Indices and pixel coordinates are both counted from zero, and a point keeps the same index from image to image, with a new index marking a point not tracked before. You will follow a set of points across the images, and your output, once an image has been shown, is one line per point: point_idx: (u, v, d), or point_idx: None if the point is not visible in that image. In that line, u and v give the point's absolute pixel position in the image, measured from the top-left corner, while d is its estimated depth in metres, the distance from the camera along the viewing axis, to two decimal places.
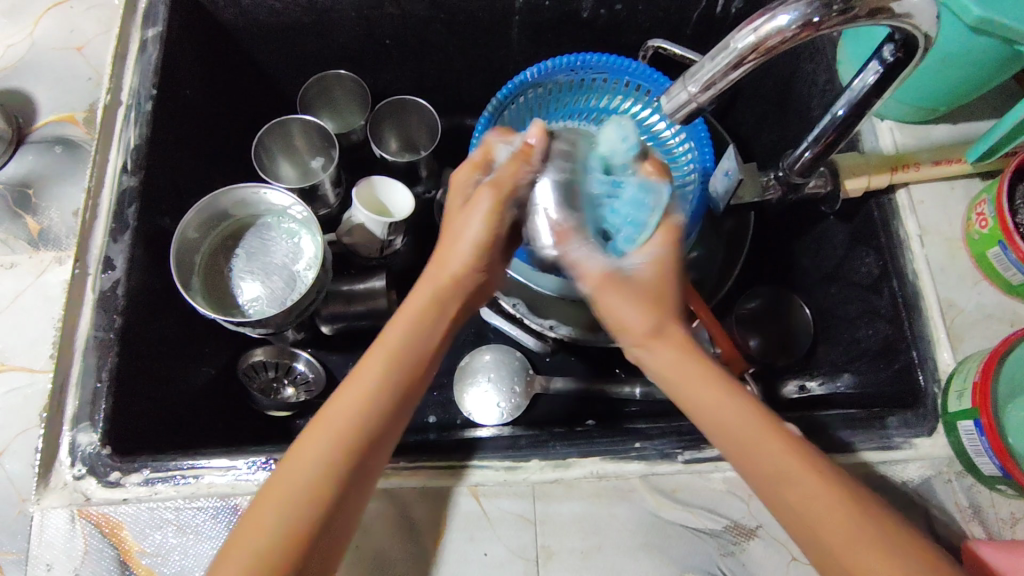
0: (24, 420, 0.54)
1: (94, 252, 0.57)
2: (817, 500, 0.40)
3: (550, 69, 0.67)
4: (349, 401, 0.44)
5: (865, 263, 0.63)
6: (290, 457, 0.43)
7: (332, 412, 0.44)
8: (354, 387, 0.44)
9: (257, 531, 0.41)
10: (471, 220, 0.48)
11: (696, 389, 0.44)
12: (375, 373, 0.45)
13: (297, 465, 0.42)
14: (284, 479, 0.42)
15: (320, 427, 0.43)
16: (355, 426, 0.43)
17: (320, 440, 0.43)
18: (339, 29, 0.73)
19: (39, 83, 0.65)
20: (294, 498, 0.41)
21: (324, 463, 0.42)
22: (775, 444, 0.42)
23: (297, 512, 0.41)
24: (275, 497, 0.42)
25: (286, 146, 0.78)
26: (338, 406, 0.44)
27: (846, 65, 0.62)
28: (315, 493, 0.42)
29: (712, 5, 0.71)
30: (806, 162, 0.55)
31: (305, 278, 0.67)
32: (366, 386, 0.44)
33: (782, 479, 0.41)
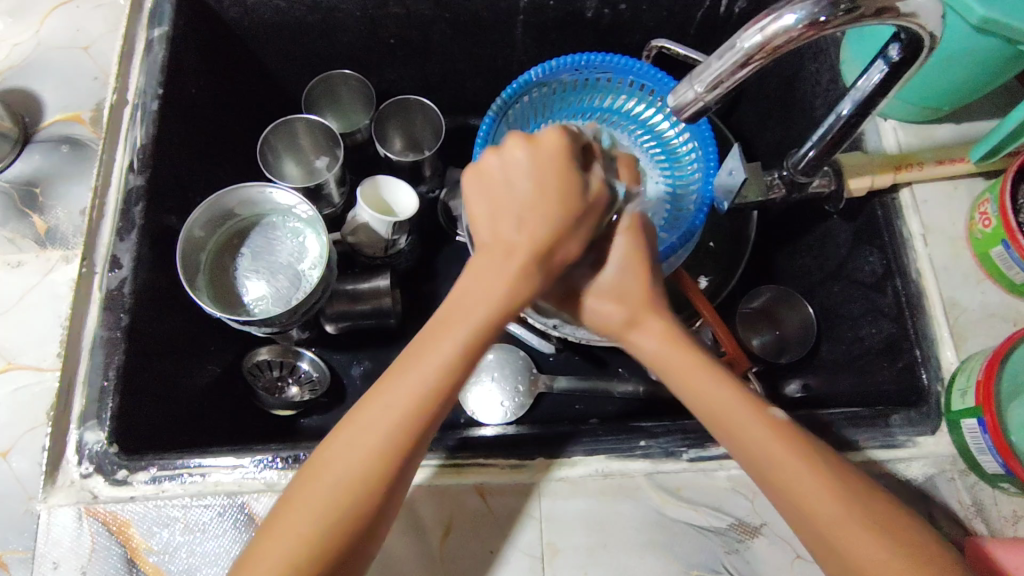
0: (30, 418, 0.54)
1: (101, 252, 0.57)
2: (795, 484, 0.41)
3: (556, 68, 0.67)
4: (386, 411, 0.41)
5: (868, 263, 0.64)
6: (320, 468, 0.41)
7: (368, 422, 0.41)
8: (390, 399, 0.41)
9: (288, 544, 0.40)
10: (548, 209, 0.42)
11: (691, 379, 0.45)
12: (417, 383, 0.41)
13: (329, 479, 0.41)
14: (314, 492, 0.41)
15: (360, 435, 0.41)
16: (389, 443, 0.41)
17: (356, 451, 0.41)
18: (344, 29, 0.74)
19: (45, 82, 0.65)
20: (326, 510, 0.40)
21: (358, 480, 0.40)
22: (768, 430, 0.43)
23: (327, 525, 0.40)
24: (307, 509, 0.40)
25: (291, 145, 0.78)
26: (369, 418, 0.41)
27: (851, 65, 0.62)
28: (349, 506, 0.40)
29: (716, 5, 0.71)
30: (810, 161, 0.55)
31: (310, 278, 0.68)
32: (401, 397, 0.41)
33: (762, 465, 0.42)
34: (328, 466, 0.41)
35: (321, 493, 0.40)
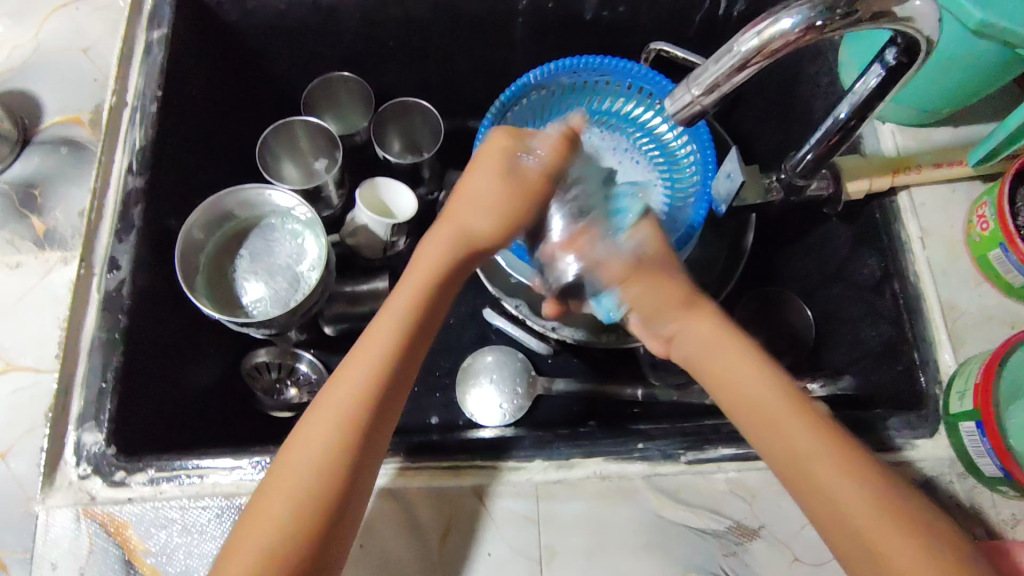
0: (29, 419, 0.54)
1: (100, 253, 0.57)
2: (845, 488, 0.42)
3: (555, 71, 0.67)
4: (356, 374, 0.47)
5: (866, 266, 0.64)
6: (302, 431, 0.46)
7: (330, 402, 0.46)
8: (361, 363, 0.47)
9: (278, 504, 0.43)
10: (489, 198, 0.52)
11: (717, 356, 0.48)
12: (379, 355, 0.48)
13: (308, 439, 0.45)
14: (300, 454, 0.45)
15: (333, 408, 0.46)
16: (362, 402, 0.46)
17: (330, 420, 0.46)
18: (344, 31, 0.74)
19: (45, 84, 0.65)
20: (311, 469, 0.44)
21: (335, 435, 0.45)
22: (796, 412, 0.45)
23: (313, 483, 0.44)
24: (293, 470, 0.44)
25: (290, 147, 0.78)
26: (344, 384, 0.47)
27: (850, 70, 0.62)
28: (331, 463, 0.44)
29: (714, 8, 0.71)
30: (808, 164, 0.55)
31: (309, 279, 0.68)
32: (372, 360, 0.47)
33: (807, 462, 0.43)
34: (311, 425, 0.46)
35: (305, 456, 0.45)
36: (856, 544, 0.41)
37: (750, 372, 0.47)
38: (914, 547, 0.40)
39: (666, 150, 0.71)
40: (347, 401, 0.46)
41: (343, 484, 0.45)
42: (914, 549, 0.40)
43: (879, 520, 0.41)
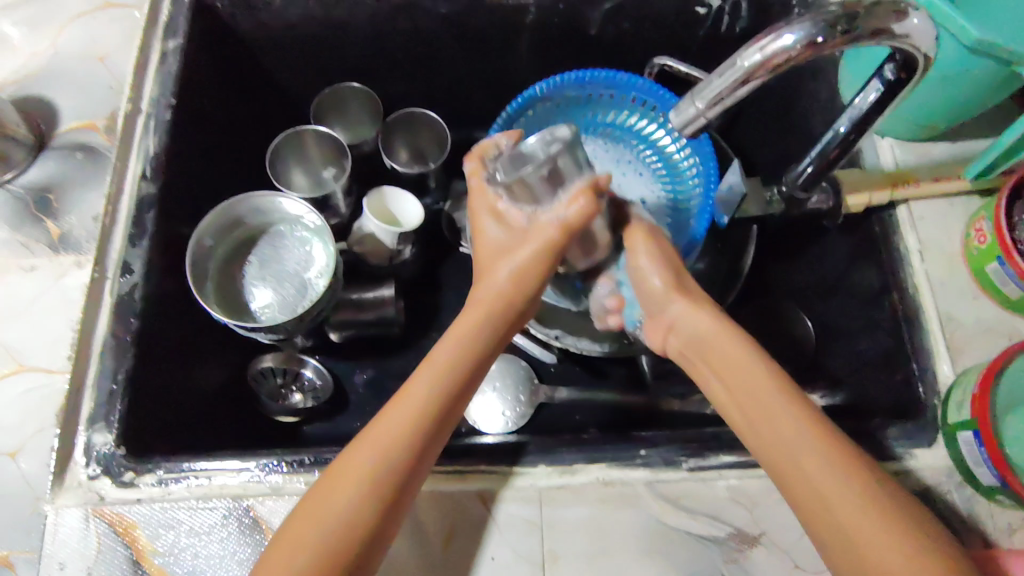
0: (39, 420, 0.55)
1: (113, 257, 0.58)
2: (830, 475, 0.42)
3: (559, 85, 0.69)
4: (391, 429, 0.45)
5: (866, 278, 0.65)
6: (330, 482, 0.44)
7: (366, 442, 0.45)
8: (397, 425, 0.45)
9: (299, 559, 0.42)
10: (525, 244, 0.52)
11: (718, 359, 0.50)
12: (416, 406, 0.46)
13: (334, 486, 0.44)
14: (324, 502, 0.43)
15: (364, 445, 0.45)
16: (402, 455, 0.45)
17: (360, 461, 0.44)
18: (353, 42, 0.75)
19: (61, 91, 0.66)
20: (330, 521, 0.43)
21: (363, 488, 0.43)
22: (804, 418, 0.44)
23: (335, 534, 0.42)
24: (315, 519, 0.43)
25: (299, 155, 0.79)
26: (374, 436, 0.45)
27: (849, 85, 0.64)
28: (360, 515, 0.43)
29: (717, 24, 0.73)
30: (809, 177, 0.56)
31: (317, 286, 0.69)
32: (416, 412, 0.46)
33: (788, 453, 0.44)
34: (336, 481, 0.44)
35: (331, 503, 0.43)
36: (837, 534, 0.41)
37: (743, 364, 0.48)
38: (887, 529, 0.39)
39: (669, 162, 0.73)
40: (377, 459, 0.44)
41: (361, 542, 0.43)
42: (884, 530, 0.39)
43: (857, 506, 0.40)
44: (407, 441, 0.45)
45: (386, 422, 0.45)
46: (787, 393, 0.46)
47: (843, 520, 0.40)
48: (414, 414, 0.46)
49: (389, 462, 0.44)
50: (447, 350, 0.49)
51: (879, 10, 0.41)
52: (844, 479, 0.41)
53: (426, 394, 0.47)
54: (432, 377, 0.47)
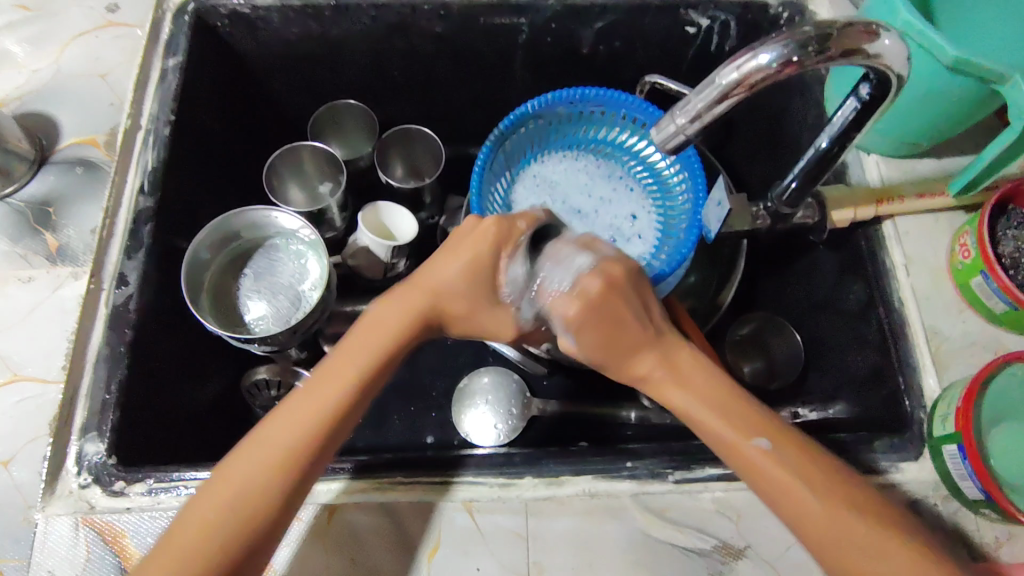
0: (32, 430, 0.55)
1: (109, 269, 0.59)
2: (830, 528, 0.42)
3: (550, 103, 0.71)
4: (291, 417, 0.45)
5: (852, 292, 0.65)
6: (245, 448, 0.44)
7: (284, 420, 0.45)
8: (310, 398, 0.46)
9: (203, 516, 0.42)
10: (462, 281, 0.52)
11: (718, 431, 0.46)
12: (336, 388, 0.46)
13: (227, 471, 0.43)
14: (218, 486, 0.43)
15: (281, 418, 0.45)
16: (311, 433, 0.45)
17: (276, 434, 0.44)
18: (350, 60, 0.77)
19: (63, 108, 0.68)
20: (224, 507, 0.42)
21: (267, 473, 0.43)
22: (811, 491, 0.43)
23: (227, 523, 0.42)
24: (224, 485, 0.43)
25: (296, 171, 0.81)
26: (273, 423, 0.45)
27: (833, 100, 0.65)
28: (265, 485, 0.43)
29: (706, 42, 0.74)
30: (793, 192, 0.57)
31: (310, 298, 0.69)
32: (333, 391, 0.46)
33: (803, 523, 0.43)
34: (250, 450, 0.44)
35: (225, 489, 0.43)
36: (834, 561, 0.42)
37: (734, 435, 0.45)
38: (852, 528, 0.41)
39: (659, 177, 0.74)
40: (278, 449, 0.44)
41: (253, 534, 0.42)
42: (851, 532, 0.41)
43: (812, 504, 0.42)
44: (317, 418, 0.45)
45: (296, 410, 0.45)
46: (790, 465, 0.43)
47: (802, 521, 0.43)
48: (332, 396, 0.46)
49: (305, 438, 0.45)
50: (371, 337, 0.49)
51: (851, 30, 0.42)
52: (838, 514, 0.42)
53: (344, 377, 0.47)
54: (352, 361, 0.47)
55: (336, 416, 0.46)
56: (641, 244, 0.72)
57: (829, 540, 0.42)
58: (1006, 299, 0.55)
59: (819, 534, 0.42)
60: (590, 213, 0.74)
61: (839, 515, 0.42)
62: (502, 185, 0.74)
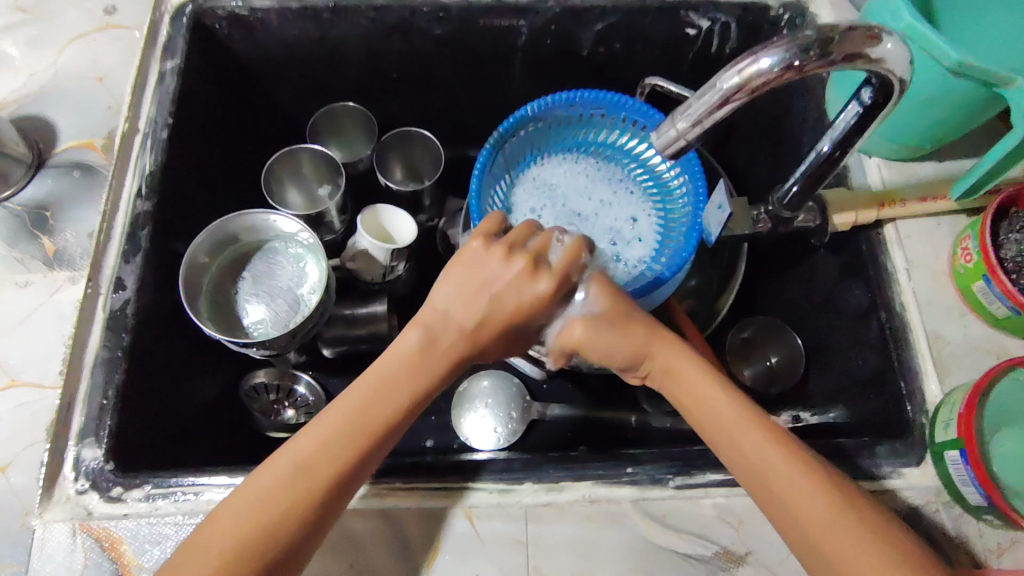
0: (30, 435, 0.55)
1: (106, 273, 0.59)
2: (845, 539, 0.41)
3: (549, 105, 0.71)
4: (321, 454, 0.44)
5: (853, 296, 0.65)
6: (274, 470, 0.44)
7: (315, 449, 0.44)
8: (339, 429, 0.45)
9: (225, 536, 0.42)
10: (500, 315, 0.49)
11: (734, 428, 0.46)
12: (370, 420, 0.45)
13: (252, 502, 0.42)
14: (240, 514, 0.42)
15: (313, 443, 0.44)
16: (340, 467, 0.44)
17: (305, 460, 0.44)
18: (349, 63, 0.76)
19: (61, 110, 0.68)
20: (256, 537, 0.42)
21: (294, 503, 0.43)
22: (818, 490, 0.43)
23: (257, 555, 0.41)
24: (249, 506, 0.42)
25: (295, 174, 0.80)
26: (303, 457, 0.44)
27: (834, 103, 0.64)
28: (289, 512, 0.42)
29: (707, 44, 0.74)
30: (794, 196, 0.57)
31: (309, 302, 0.69)
32: (365, 422, 0.45)
33: (813, 523, 0.42)
34: (276, 473, 0.43)
35: (248, 516, 0.42)
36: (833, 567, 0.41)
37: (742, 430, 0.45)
38: (855, 538, 0.41)
39: (659, 180, 0.74)
40: (317, 486, 0.43)
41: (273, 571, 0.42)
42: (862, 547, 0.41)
43: (820, 508, 0.42)
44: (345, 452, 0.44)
45: (324, 441, 0.44)
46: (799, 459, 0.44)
47: (800, 520, 0.43)
48: (363, 428, 0.45)
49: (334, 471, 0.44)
50: (402, 370, 0.47)
51: (853, 34, 0.42)
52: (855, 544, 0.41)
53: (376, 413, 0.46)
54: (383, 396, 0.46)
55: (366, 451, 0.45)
56: (641, 246, 0.72)
57: (824, 545, 0.42)
58: (1009, 304, 0.55)
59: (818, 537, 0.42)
60: (590, 216, 0.74)
61: (841, 522, 0.42)
62: (502, 188, 0.74)
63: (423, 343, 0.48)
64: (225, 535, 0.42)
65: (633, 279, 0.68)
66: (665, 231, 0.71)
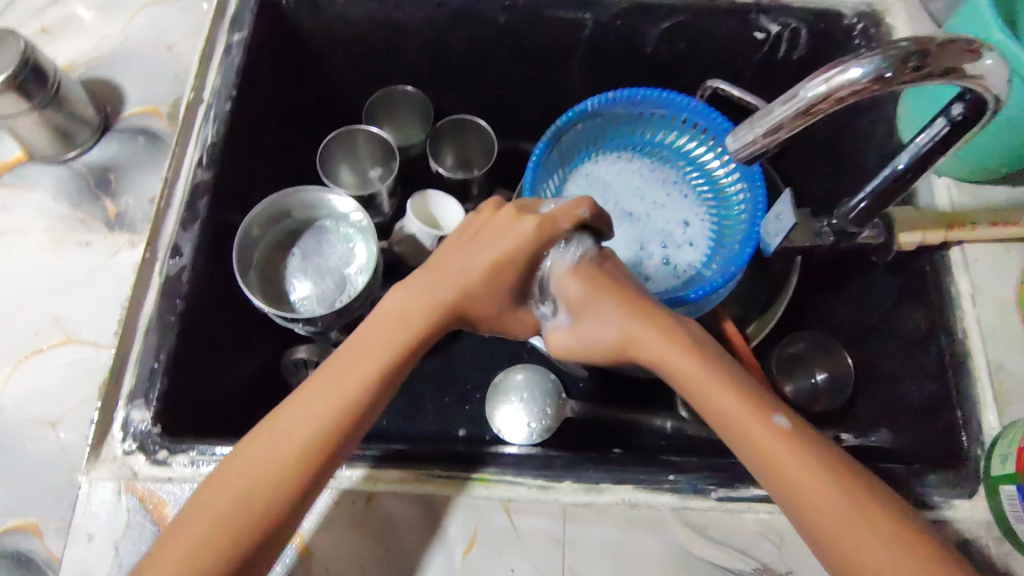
0: (82, 392, 0.56)
1: (165, 239, 0.60)
2: (875, 547, 0.40)
3: (610, 102, 0.69)
4: (316, 411, 0.45)
5: (913, 318, 0.63)
6: (260, 434, 0.44)
7: (299, 406, 0.45)
8: (325, 389, 0.46)
9: (211, 512, 0.42)
10: (476, 258, 0.52)
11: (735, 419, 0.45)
12: (355, 379, 0.46)
13: (239, 468, 0.43)
14: (232, 480, 0.43)
15: (299, 404, 0.45)
16: (320, 429, 0.44)
17: (290, 419, 0.45)
18: (409, 47, 0.76)
19: (129, 75, 0.68)
20: (241, 503, 0.42)
21: (280, 466, 0.43)
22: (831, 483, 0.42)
23: (244, 523, 0.41)
24: (236, 475, 0.43)
25: (349, 154, 0.81)
26: (288, 416, 0.45)
27: (910, 121, 0.62)
28: (272, 474, 0.43)
29: (774, 49, 0.72)
30: (861, 213, 0.55)
31: (356, 283, 0.69)
32: (350, 374, 0.46)
33: (841, 527, 0.41)
34: (264, 434, 0.44)
35: (235, 483, 0.42)
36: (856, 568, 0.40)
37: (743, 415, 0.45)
38: (877, 539, 0.40)
39: (716, 186, 0.72)
40: (299, 445, 0.44)
41: (265, 538, 0.42)
42: (879, 544, 0.40)
43: (828, 497, 0.41)
44: (322, 413, 0.45)
45: (307, 401, 0.45)
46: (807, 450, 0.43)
47: (821, 521, 0.41)
48: (347, 384, 0.46)
49: (309, 427, 0.44)
50: (388, 327, 0.49)
51: (951, 48, 0.40)
52: (878, 542, 0.40)
53: (360, 369, 0.47)
54: (367, 349, 0.48)
55: (350, 407, 0.45)
56: (692, 251, 0.71)
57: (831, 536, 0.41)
58: None
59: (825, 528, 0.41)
60: (641, 217, 0.73)
61: (861, 514, 0.41)
62: (555, 182, 0.73)
63: (408, 305, 0.50)
64: (212, 512, 0.42)
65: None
66: (719, 238, 0.70)
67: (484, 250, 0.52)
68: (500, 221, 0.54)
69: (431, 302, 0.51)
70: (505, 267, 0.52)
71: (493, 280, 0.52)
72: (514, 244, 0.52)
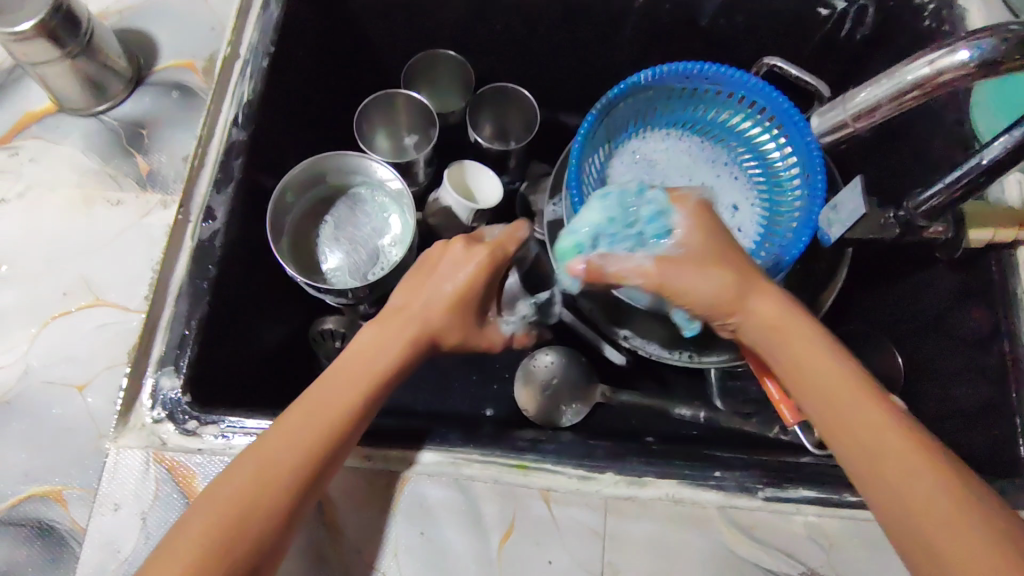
0: (110, 356, 0.54)
1: (197, 200, 0.57)
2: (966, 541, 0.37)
3: (665, 75, 0.64)
4: (295, 436, 0.44)
5: (973, 319, 0.60)
6: (237, 465, 0.43)
7: (275, 436, 0.44)
8: (303, 416, 0.45)
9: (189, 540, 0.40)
10: (444, 284, 0.51)
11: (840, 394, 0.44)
12: (335, 403, 0.46)
13: (216, 498, 0.42)
14: (212, 509, 0.41)
15: (276, 433, 0.44)
16: (303, 454, 0.44)
17: (270, 446, 0.44)
18: (453, 9, 0.73)
19: (162, 26, 0.65)
20: (224, 530, 0.40)
21: (267, 488, 0.42)
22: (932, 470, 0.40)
23: (228, 547, 0.40)
24: (214, 504, 0.41)
25: (386, 120, 0.78)
26: (267, 445, 0.44)
27: (988, 119, 0.59)
28: (254, 499, 0.42)
29: (838, 27, 0.68)
30: (934, 206, 0.54)
31: (390, 255, 0.67)
32: (328, 401, 0.46)
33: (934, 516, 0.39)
34: (240, 465, 0.43)
35: (215, 511, 0.41)
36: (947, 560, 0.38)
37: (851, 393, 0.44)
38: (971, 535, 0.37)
39: (769, 171, 0.68)
40: (283, 470, 0.43)
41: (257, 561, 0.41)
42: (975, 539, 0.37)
43: (935, 492, 0.39)
44: (299, 439, 0.44)
45: (286, 430, 0.44)
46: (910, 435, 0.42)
47: (916, 506, 0.40)
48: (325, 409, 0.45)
49: (291, 451, 0.43)
50: (359, 359, 0.48)
51: None
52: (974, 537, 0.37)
53: (336, 398, 0.46)
54: (340, 380, 0.47)
55: (334, 429, 0.45)
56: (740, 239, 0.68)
57: (936, 534, 0.39)
58: None
59: (926, 524, 0.39)
60: None
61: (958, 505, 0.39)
62: (599, 159, 0.69)
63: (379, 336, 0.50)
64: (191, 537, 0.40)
65: (565, 233, 0.55)
66: (771, 226, 0.66)
67: (450, 278, 0.51)
68: (460, 248, 0.53)
69: (405, 331, 0.50)
70: (472, 292, 0.51)
71: (460, 305, 0.51)
72: (478, 270, 0.51)
